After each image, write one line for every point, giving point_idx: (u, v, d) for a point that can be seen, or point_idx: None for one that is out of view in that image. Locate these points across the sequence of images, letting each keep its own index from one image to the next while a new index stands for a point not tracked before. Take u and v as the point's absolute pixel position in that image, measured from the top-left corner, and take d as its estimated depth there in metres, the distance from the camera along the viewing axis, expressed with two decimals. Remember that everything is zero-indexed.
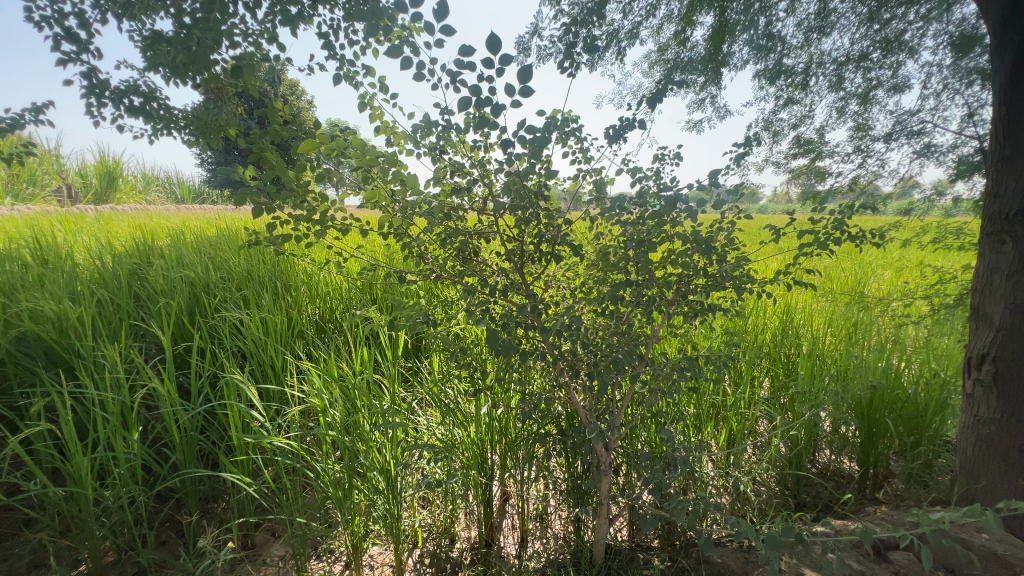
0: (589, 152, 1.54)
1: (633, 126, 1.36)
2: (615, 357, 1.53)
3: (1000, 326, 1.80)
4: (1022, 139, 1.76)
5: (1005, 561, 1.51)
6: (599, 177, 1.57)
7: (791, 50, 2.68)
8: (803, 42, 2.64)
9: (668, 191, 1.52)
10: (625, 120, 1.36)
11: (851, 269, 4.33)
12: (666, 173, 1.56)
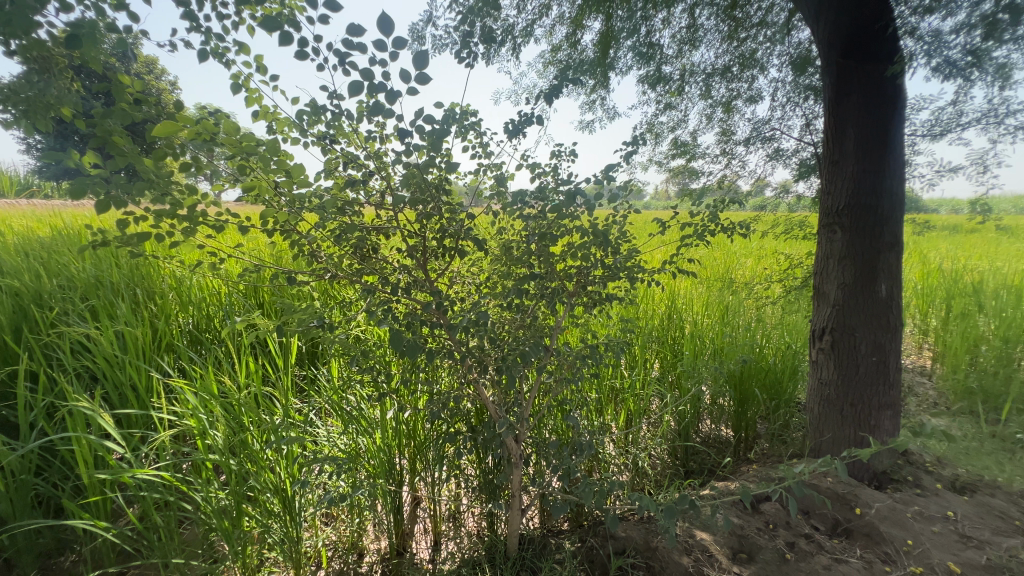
0: (489, 146, 1.54)
1: (532, 122, 1.38)
2: (522, 350, 1.54)
3: (835, 302, 2.14)
4: (845, 145, 2.10)
5: (845, 498, 1.80)
6: (500, 171, 1.58)
7: (668, 59, 2.94)
8: (677, 53, 2.91)
9: (566, 187, 1.58)
10: (523, 116, 1.37)
11: (721, 257, 4.90)
12: (564, 169, 1.62)
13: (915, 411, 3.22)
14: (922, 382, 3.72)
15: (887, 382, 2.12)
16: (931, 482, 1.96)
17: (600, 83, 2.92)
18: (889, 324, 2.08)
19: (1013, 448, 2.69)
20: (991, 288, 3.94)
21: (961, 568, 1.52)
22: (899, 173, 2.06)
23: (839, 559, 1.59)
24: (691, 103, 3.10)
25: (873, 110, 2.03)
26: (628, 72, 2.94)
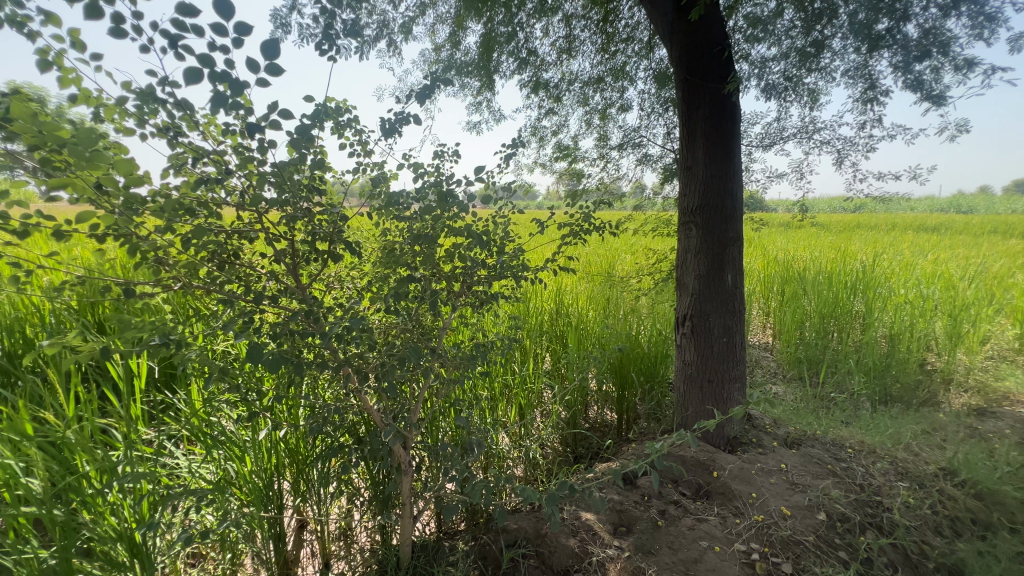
0: (369, 145, 1.48)
1: (408, 121, 1.40)
2: (402, 354, 1.50)
3: (693, 291, 2.42)
4: (695, 152, 2.38)
5: (704, 464, 2.05)
6: (381, 171, 1.53)
7: (547, 67, 3.08)
8: (556, 61, 3.06)
9: (449, 187, 1.58)
10: (398, 113, 1.39)
11: (604, 254, 5.27)
12: (448, 169, 1.61)
13: (761, 381, 3.78)
14: (766, 356, 4.37)
15: (735, 359, 2.45)
16: (770, 441, 2.31)
17: (484, 85, 2.97)
18: (734, 309, 2.41)
19: (829, 405, 3.28)
20: (812, 274, 4.76)
21: (791, 511, 1.82)
22: (738, 178, 2.38)
23: (701, 519, 1.80)
24: (570, 109, 3.28)
25: (715, 122, 2.32)
26: (511, 76, 3.03)
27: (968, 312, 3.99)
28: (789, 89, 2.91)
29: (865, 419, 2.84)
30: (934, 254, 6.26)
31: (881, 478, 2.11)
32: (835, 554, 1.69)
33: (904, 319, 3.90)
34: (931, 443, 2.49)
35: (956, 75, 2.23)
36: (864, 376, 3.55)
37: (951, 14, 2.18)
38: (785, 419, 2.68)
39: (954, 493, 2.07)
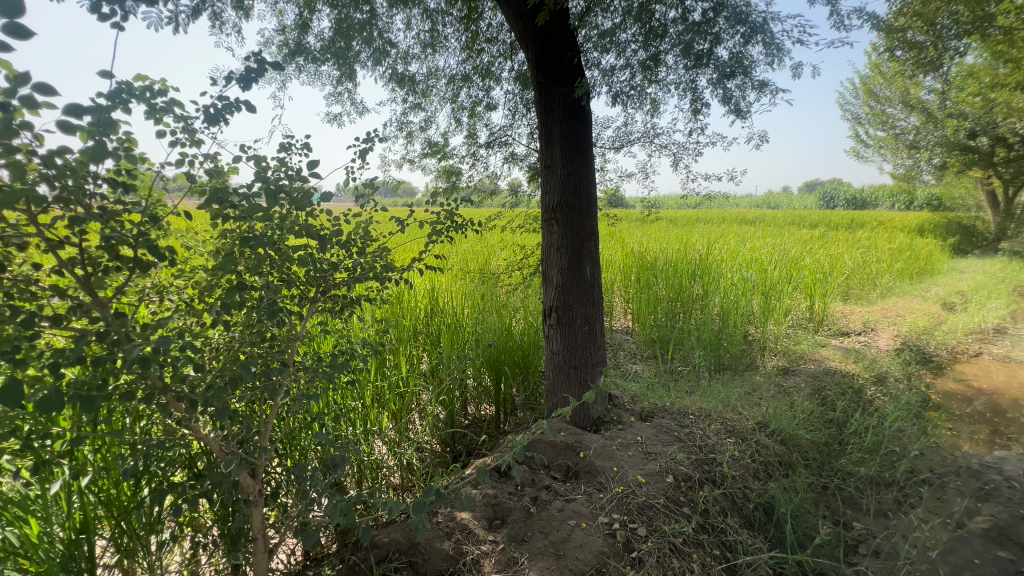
0: (198, 134, 1.28)
1: (238, 108, 1.29)
2: (235, 373, 1.30)
3: (557, 284, 2.55)
4: (553, 152, 2.50)
5: (572, 446, 2.17)
6: (214, 164, 1.33)
7: (410, 60, 2.98)
8: (419, 55, 2.98)
9: (295, 182, 1.42)
10: (225, 100, 1.27)
11: (480, 251, 5.33)
12: (298, 163, 1.46)
13: (623, 362, 4.17)
14: (627, 338, 4.84)
15: (596, 345, 2.64)
16: (628, 417, 2.54)
17: (343, 74, 2.78)
18: (594, 298, 2.59)
19: (677, 378, 3.74)
20: (661, 263, 5.37)
21: (645, 478, 2.01)
22: (592, 177, 2.55)
23: (569, 499, 1.90)
24: (438, 106, 3.23)
25: (569, 125, 2.46)
26: (371, 66, 2.87)
27: (774, 291, 4.86)
28: (634, 97, 3.20)
29: (703, 387, 3.29)
30: (750, 243, 7.52)
31: (715, 437, 2.45)
32: (681, 510, 1.92)
33: (730, 299, 4.61)
34: (750, 402, 2.98)
35: (756, 93, 2.67)
36: (703, 349, 4.11)
37: (751, 42, 2.60)
38: (641, 394, 2.97)
39: (766, 442, 2.50)
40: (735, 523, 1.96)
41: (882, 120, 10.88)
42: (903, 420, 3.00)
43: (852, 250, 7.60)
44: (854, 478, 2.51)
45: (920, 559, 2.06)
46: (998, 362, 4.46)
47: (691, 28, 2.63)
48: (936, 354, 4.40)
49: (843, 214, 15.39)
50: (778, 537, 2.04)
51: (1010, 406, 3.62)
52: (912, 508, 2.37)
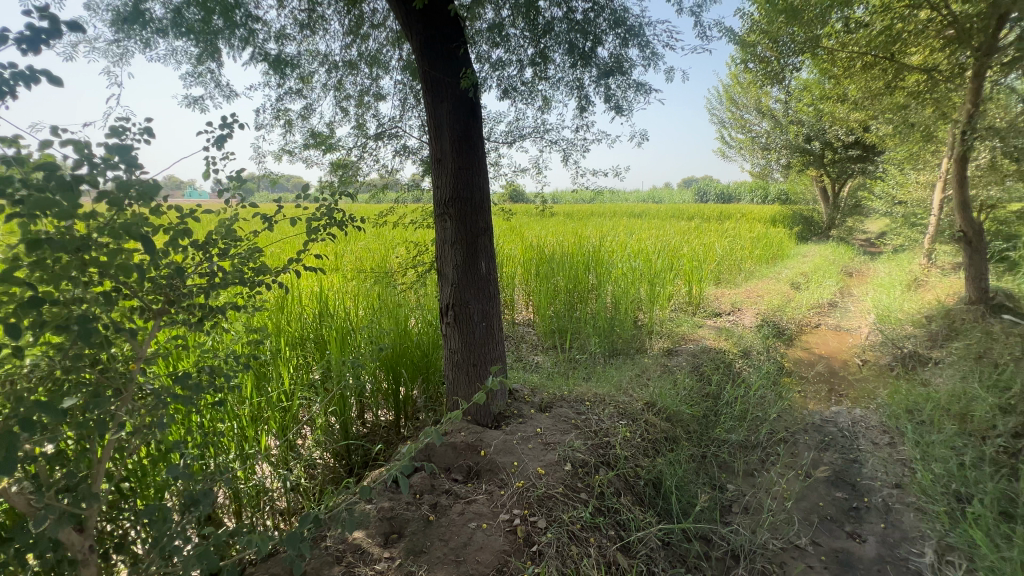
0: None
1: (37, 81, 1.03)
2: (39, 410, 1.03)
3: (453, 281, 2.48)
4: (443, 144, 2.41)
5: (472, 445, 2.13)
6: (15, 152, 1.05)
7: (285, 41, 2.69)
8: (296, 37, 2.70)
9: (129, 174, 1.17)
10: (20, 71, 1.01)
11: (378, 249, 5.07)
12: (137, 149, 1.23)
13: (525, 354, 4.24)
14: (528, 330, 4.93)
15: (495, 340, 2.62)
16: (528, 409, 2.56)
17: (204, 50, 2.40)
18: (490, 294, 2.56)
19: (575, 366, 3.89)
20: (558, 255, 5.54)
21: (544, 469, 2.04)
22: (484, 171, 2.50)
23: (469, 501, 1.87)
24: (320, 93, 2.96)
25: (458, 117, 2.38)
26: (238, 45, 2.53)
27: (658, 278, 5.27)
28: (524, 92, 3.22)
29: (599, 373, 3.45)
30: (638, 234, 8.10)
31: (608, 421, 2.57)
32: (578, 496, 1.97)
33: (621, 287, 4.89)
34: (640, 383, 3.19)
35: (634, 93, 2.83)
36: (598, 336, 4.33)
37: (629, 44, 2.77)
38: (541, 386, 3.03)
39: (654, 420, 2.69)
40: (628, 502, 2.08)
41: (741, 124, 12.37)
42: (764, 388, 3.42)
43: (720, 239, 8.56)
44: (727, 444, 2.81)
45: (779, 510, 2.36)
46: (832, 332, 5.30)
47: (575, 27, 2.71)
48: (787, 328, 5.10)
49: (713, 208, 17.29)
50: (665, 509, 2.20)
51: (841, 368, 4.32)
52: (772, 465, 2.71)
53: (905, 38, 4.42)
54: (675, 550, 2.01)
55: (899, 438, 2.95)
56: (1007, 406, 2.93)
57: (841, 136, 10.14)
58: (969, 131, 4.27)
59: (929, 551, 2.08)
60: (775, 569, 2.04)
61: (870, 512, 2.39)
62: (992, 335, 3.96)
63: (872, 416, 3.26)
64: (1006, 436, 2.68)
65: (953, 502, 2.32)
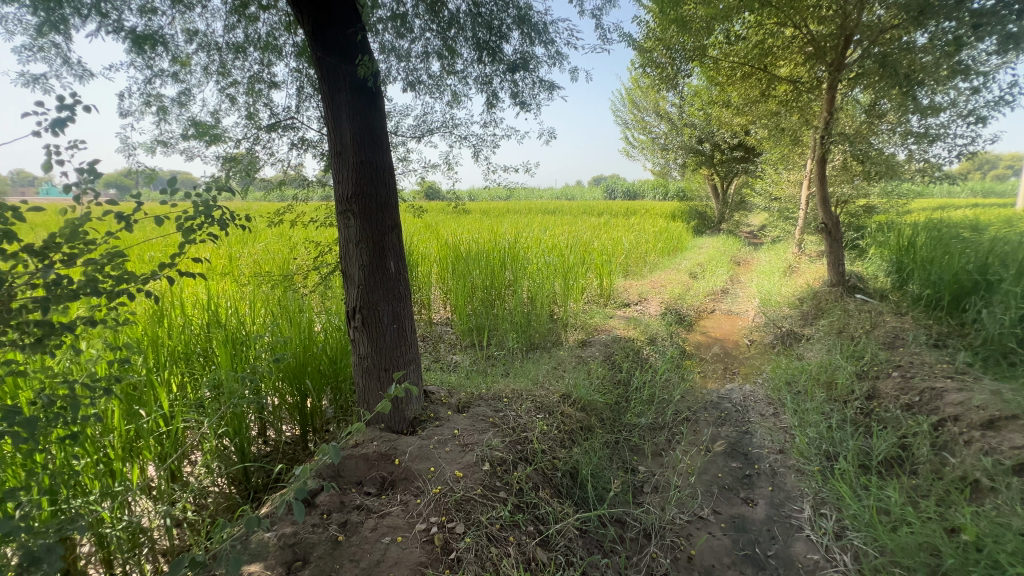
0: None
1: None
2: None
3: (360, 282, 2.33)
4: (342, 136, 2.24)
5: (385, 455, 2.03)
6: None
7: (154, 16, 2.34)
8: (167, 12, 2.36)
9: None
10: None
11: (280, 250, 4.68)
12: None
13: (443, 354, 4.15)
14: (446, 330, 4.84)
15: (408, 343, 2.52)
16: (445, 411, 2.50)
17: (45, 21, 2.00)
18: (401, 295, 2.45)
19: (494, 363, 3.88)
20: (474, 253, 5.46)
21: (462, 472, 2.00)
22: (389, 165, 2.37)
23: (383, 514, 1.77)
24: (200, 78, 2.62)
25: (358, 107, 2.22)
26: (91, 17, 2.16)
27: (571, 273, 5.44)
28: (430, 85, 3.12)
29: (517, 369, 3.47)
30: (552, 231, 8.30)
31: (526, 416, 2.59)
32: (497, 496, 1.96)
33: (537, 282, 4.97)
34: (556, 376, 3.25)
35: (541, 91, 2.87)
36: (516, 332, 4.36)
37: (534, 42, 2.79)
38: (458, 386, 2.98)
39: (569, 412, 2.75)
40: (546, 495, 2.10)
41: (643, 126, 13.19)
42: (668, 372, 3.66)
43: (627, 233, 9.07)
44: (637, 428, 2.96)
45: (684, 485, 2.53)
46: (725, 316, 5.83)
47: (479, 21, 2.67)
48: (687, 314, 5.52)
49: (620, 205, 18.26)
50: (581, 497, 2.27)
51: (733, 349, 4.77)
52: (677, 444, 2.90)
53: (776, 52, 4.96)
54: (592, 536, 2.08)
55: (781, 408, 3.30)
56: (861, 373, 3.40)
57: (727, 139, 11.22)
58: (827, 136, 4.91)
59: (807, 506, 2.34)
60: (682, 541, 2.17)
61: (760, 477, 2.64)
62: (848, 312, 4.60)
63: (759, 391, 3.62)
64: (861, 399, 3.12)
65: (823, 461, 2.63)
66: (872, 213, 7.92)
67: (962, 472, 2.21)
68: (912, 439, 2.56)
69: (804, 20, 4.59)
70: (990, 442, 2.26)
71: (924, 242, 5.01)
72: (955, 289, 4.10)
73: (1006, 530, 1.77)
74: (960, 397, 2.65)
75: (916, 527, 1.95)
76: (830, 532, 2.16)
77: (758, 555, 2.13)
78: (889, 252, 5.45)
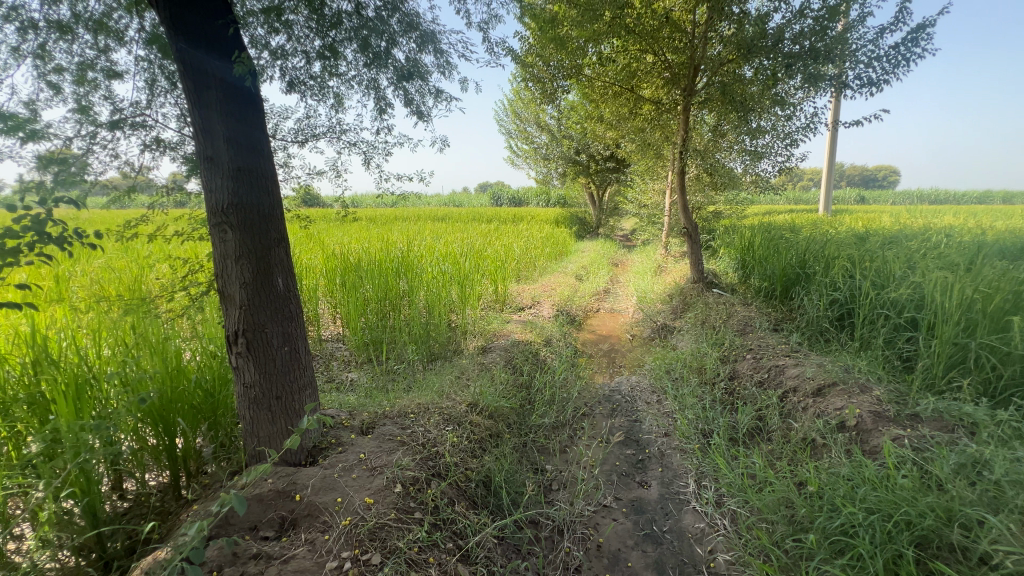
0: None
1: None
2: None
3: (242, 303, 2.08)
4: (214, 139, 1.97)
5: (285, 492, 1.84)
6: None
7: None
8: None
9: None
10: None
11: (126, 269, 3.97)
12: None
13: (337, 373, 3.88)
14: (338, 346, 4.54)
15: (302, 365, 2.32)
16: (347, 435, 2.34)
17: None
18: (291, 314, 2.25)
19: (394, 378, 3.74)
20: (365, 263, 5.18)
21: (373, 498, 1.89)
22: (272, 173, 2.16)
23: (287, 559, 1.60)
24: (8, 59, 2.10)
25: (233, 107, 1.98)
26: None
27: (467, 280, 5.46)
28: (313, 87, 2.91)
29: (420, 382, 3.38)
30: (444, 238, 8.23)
31: (435, 430, 2.54)
32: (412, 517, 1.89)
33: (433, 291, 4.89)
34: (460, 385, 3.24)
35: (433, 99, 2.85)
36: (414, 344, 4.25)
37: (424, 50, 2.77)
38: (359, 406, 2.81)
39: (477, 420, 2.76)
40: (462, 508, 2.09)
41: (526, 136, 13.75)
42: (565, 372, 3.86)
43: (517, 239, 9.38)
44: (541, 429, 3.08)
45: (588, 477, 2.69)
46: (609, 315, 6.32)
47: (366, 24, 2.56)
48: (576, 315, 5.88)
49: (508, 211, 18.80)
50: (496, 504, 2.30)
51: (618, 344, 5.19)
52: (579, 439, 3.08)
53: (640, 76, 5.52)
54: (510, 542, 2.12)
55: (663, 395, 3.67)
56: (723, 358, 3.93)
57: (600, 151, 12.21)
58: (685, 152, 5.57)
59: (691, 481, 2.64)
60: (591, 531, 2.31)
61: (651, 459, 2.92)
62: (708, 305, 5.28)
63: (643, 381, 3.99)
64: (725, 380, 3.60)
65: (701, 439, 2.99)
66: (719, 218, 9.21)
67: (803, 434, 2.66)
68: (765, 411, 3.03)
69: (662, 49, 5.18)
70: (820, 406, 2.77)
71: (760, 242, 5.96)
72: (784, 281, 4.94)
73: (838, 477, 2.17)
74: (796, 371, 3.21)
75: (775, 485, 2.30)
76: (712, 501, 2.45)
77: (656, 532, 2.33)
78: (734, 252, 6.39)
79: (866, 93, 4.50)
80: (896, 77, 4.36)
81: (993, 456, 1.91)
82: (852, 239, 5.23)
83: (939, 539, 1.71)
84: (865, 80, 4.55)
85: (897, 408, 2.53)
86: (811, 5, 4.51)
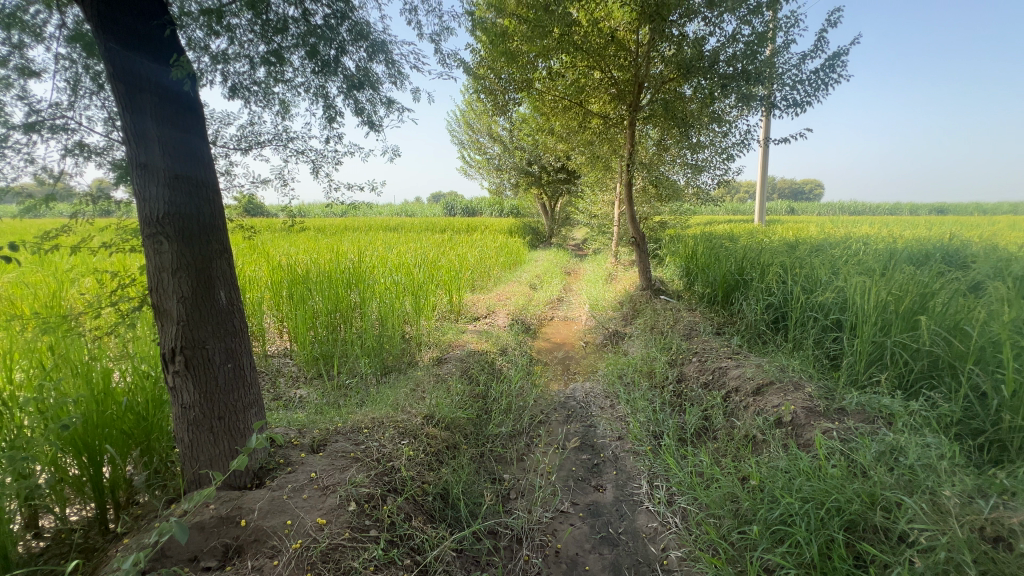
0: None
1: None
2: None
3: (180, 319, 1.96)
4: (149, 145, 1.86)
5: (229, 517, 1.73)
6: None
7: None
8: None
9: None
10: None
11: (42, 284, 3.62)
12: None
13: (284, 390, 3.71)
14: (286, 362, 4.34)
15: (246, 383, 2.21)
16: (297, 454, 2.25)
17: None
18: (234, 328, 2.14)
19: (346, 393, 3.62)
20: (314, 274, 5.00)
21: (326, 518, 1.83)
22: (212, 182, 2.06)
23: None
24: None
25: (170, 113, 1.88)
26: None
27: (421, 291, 5.40)
28: (257, 93, 2.81)
29: (373, 396, 3.30)
30: (396, 248, 8.11)
31: (390, 445, 2.48)
32: (368, 536, 1.84)
33: (385, 303, 4.80)
34: (416, 398, 3.19)
35: (385, 108, 2.83)
36: (367, 357, 4.15)
37: (375, 59, 2.75)
38: (308, 423, 2.70)
39: (434, 432, 2.73)
40: (419, 523, 2.06)
41: (478, 147, 13.84)
42: (521, 381, 3.89)
43: (471, 249, 9.38)
44: (499, 439, 3.09)
45: (546, 484, 2.72)
46: (563, 323, 6.44)
47: (314, 31, 2.51)
48: (531, 324, 5.95)
49: (462, 221, 18.78)
50: (454, 517, 2.28)
51: (572, 351, 5.30)
52: (535, 447, 3.11)
53: (588, 91, 5.70)
54: (468, 554, 2.11)
55: (616, 400, 3.77)
56: (671, 362, 4.10)
57: (552, 163, 12.49)
58: (631, 165, 5.81)
59: (644, 482, 2.72)
60: (549, 538, 2.33)
61: (606, 463, 2.99)
62: (656, 311, 5.50)
63: (597, 386, 4.09)
64: (673, 383, 3.76)
65: (652, 440, 3.10)
66: (665, 228, 9.62)
67: (745, 431, 2.82)
68: (711, 411, 3.19)
69: (608, 66, 5.39)
70: (759, 404, 2.95)
71: (702, 250, 6.29)
72: (725, 287, 5.23)
73: (776, 470, 2.32)
74: (738, 371, 3.40)
75: (721, 481, 2.42)
76: (664, 501, 2.54)
77: (612, 534, 2.39)
78: (679, 260, 6.71)
79: (792, 113, 4.90)
80: (817, 99, 4.78)
81: (907, 443, 2.12)
82: (783, 247, 5.64)
83: (865, 522, 1.87)
84: (790, 101, 4.95)
85: (826, 403, 2.74)
86: (742, 31, 4.86)
